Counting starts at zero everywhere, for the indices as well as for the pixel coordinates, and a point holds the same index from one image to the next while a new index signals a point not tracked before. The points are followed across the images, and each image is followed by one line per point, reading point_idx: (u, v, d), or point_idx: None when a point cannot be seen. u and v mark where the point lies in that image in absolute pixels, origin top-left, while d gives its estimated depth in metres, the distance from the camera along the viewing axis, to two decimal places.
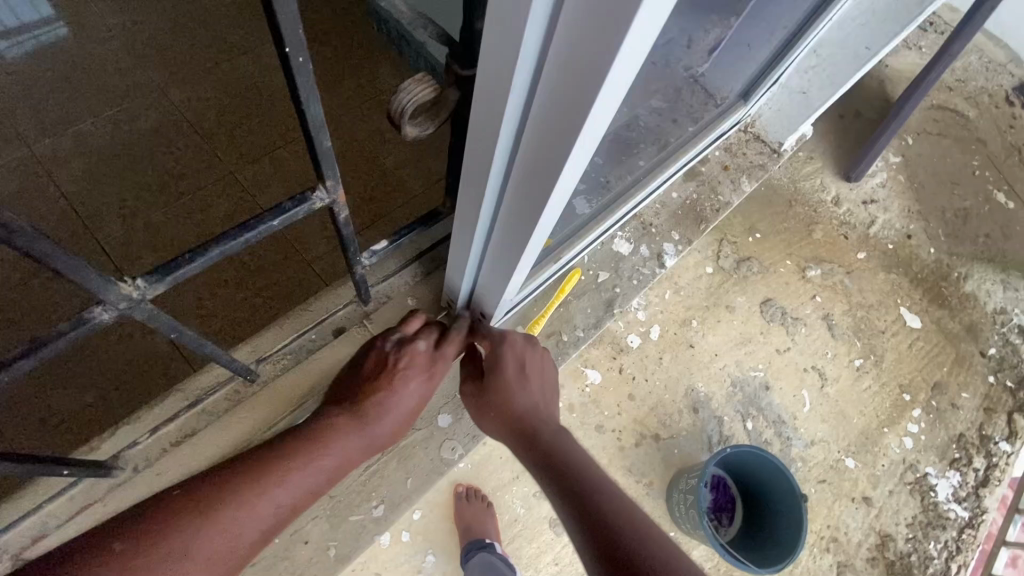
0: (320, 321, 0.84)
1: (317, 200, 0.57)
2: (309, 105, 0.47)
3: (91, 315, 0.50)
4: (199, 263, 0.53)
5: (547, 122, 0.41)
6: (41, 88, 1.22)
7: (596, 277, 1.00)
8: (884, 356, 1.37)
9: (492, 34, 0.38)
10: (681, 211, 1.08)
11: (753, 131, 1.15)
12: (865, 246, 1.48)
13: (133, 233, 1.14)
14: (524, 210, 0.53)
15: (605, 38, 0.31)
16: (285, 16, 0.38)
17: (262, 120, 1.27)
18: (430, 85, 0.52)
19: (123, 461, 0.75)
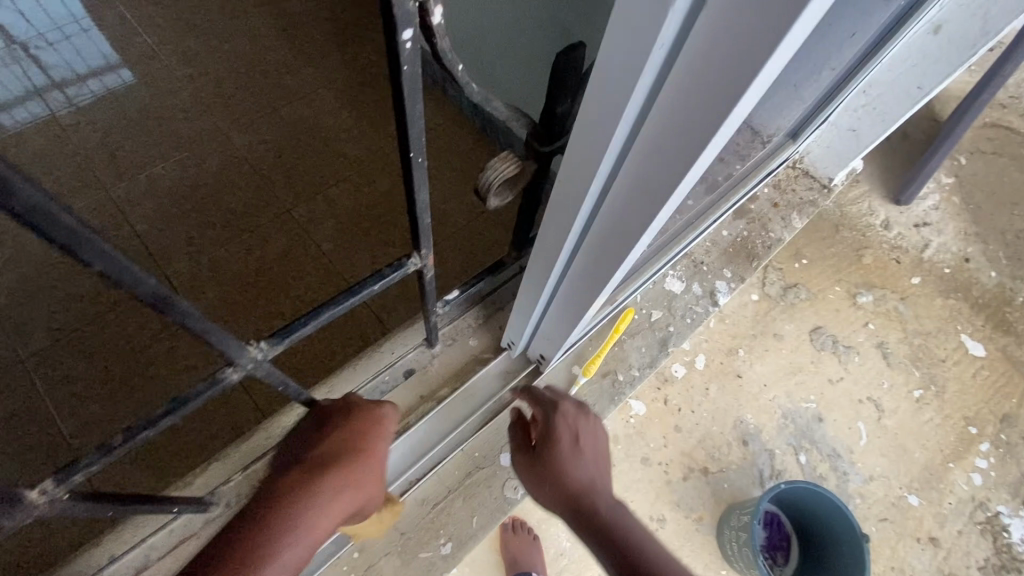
0: (391, 363, 0.86)
1: (412, 265, 0.61)
2: (419, 192, 0.50)
3: (223, 375, 0.53)
4: (310, 326, 0.58)
5: (632, 193, 0.45)
6: (119, 135, 1.33)
7: (649, 317, 1.00)
8: (946, 386, 1.31)
9: (581, 121, 0.42)
10: (732, 248, 1.08)
11: (801, 167, 1.17)
12: (919, 270, 1.43)
13: (199, 270, 1.21)
14: (598, 266, 0.56)
15: (699, 129, 0.35)
16: (412, 120, 0.41)
17: (317, 161, 1.35)
18: (514, 162, 0.54)
19: (217, 497, 0.75)
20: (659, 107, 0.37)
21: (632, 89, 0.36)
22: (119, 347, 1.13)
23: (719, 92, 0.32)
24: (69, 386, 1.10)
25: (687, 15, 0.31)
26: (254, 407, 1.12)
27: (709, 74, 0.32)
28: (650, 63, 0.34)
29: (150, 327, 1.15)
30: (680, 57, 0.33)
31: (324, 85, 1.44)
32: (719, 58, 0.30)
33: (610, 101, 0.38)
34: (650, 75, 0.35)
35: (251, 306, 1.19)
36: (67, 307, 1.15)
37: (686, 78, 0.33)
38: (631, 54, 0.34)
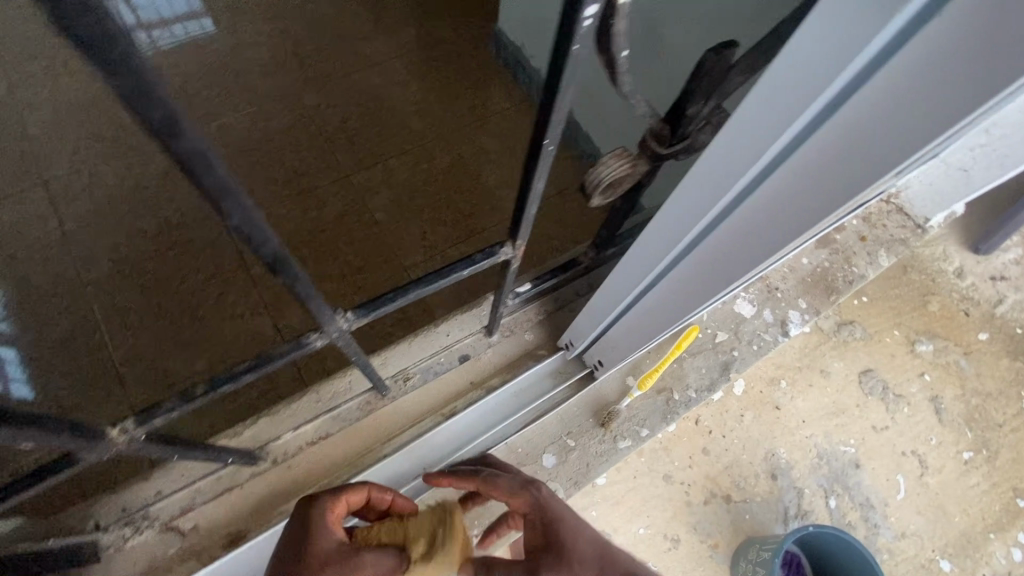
0: (448, 344, 0.84)
1: (503, 255, 0.61)
2: (536, 181, 0.49)
3: (308, 341, 0.58)
4: (398, 302, 0.59)
5: (764, 216, 0.41)
6: (198, 81, 1.36)
7: (714, 336, 0.96)
8: (999, 453, 1.23)
9: (725, 135, 0.39)
10: (811, 279, 1.02)
11: (896, 202, 1.10)
12: (988, 326, 1.34)
13: (256, 223, 1.24)
14: (699, 285, 0.53)
15: (879, 155, 0.31)
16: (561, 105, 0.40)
17: (381, 131, 1.36)
18: (628, 163, 0.55)
19: (266, 452, 0.76)
20: (829, 128, 0.33)
21: (805, 105, 0.33)
22: (174, 287, 1.18)
23: (918, 118, 0.28)
24: (122, 317, 1.15)
25: (899, 31, 0.27)
26: (293, 373, 1.10)
27: (910, 97, 0.28)
28: (836, 79, 0.31)
29: (204, 271, 1.19)
30: (874, 78, 0.29)
31: (398, 57, 1.44)
32: (933, 78, 0.27)
33: (771, 116, 0.35)
34: (828, 94, 0.32)
35: (301, 265, 1.21)
36: (131, 240, 1.20)
37: (876, 99, 0.30)
38: (816, 67, 0.31)
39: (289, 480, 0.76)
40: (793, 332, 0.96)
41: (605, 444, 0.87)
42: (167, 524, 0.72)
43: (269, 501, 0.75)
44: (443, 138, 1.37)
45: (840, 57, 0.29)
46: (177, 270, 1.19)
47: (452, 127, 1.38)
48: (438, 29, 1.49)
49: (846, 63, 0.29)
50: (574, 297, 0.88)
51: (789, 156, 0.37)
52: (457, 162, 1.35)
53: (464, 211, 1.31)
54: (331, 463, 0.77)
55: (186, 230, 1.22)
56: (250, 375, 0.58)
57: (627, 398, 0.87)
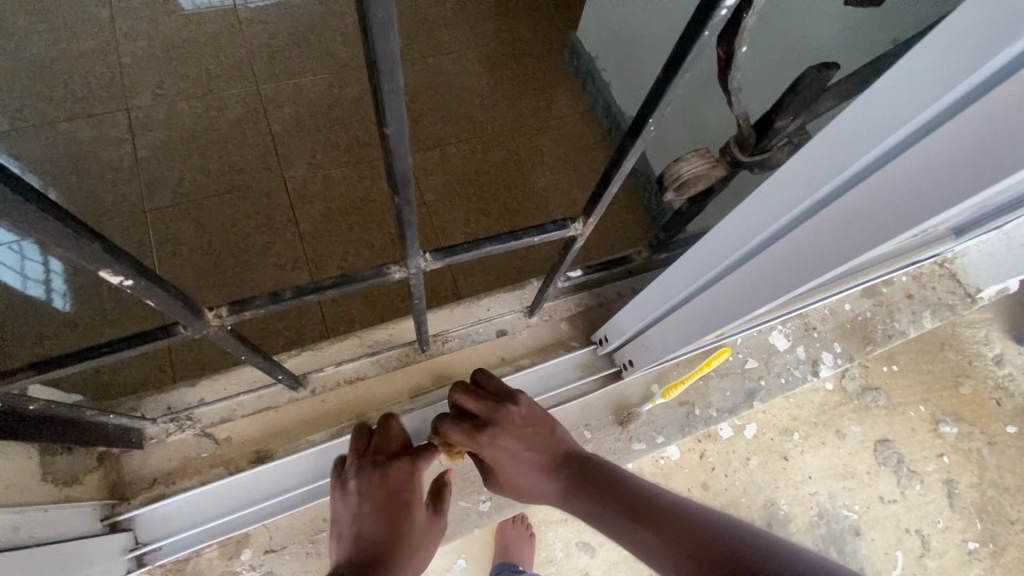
0: (487, 318, 0.87)
1: (572, 231, 0.62)
2: (626, 160, 0.50)
3: (388, 272, 0.59)
4: (471, 254, 0.60)
5: (823, 240, 0.41)
6: (283, 40, 1.42)
7: (743, 362, 0.95)
8: (1007, 549, 1.19)
9: (803, 153, 0.39)
10: (849, 326, 1.01)
11: (949, 269, 1.08)
12: (1018, 420, 1.30)
13: (312, 181, 1.29)
14: (743, 301, 0.53)
15: (949, 193, 0.31)
16: (670, 97, 0.42)
17: (445, 115, 1.40)
18: (711, 161, 0.56)
19: (306, 380, 0.79)
20: (904, 162, 0.33)
21: (888, 135, 0.32)
22: (227, 227, 1.23)
23: (1003, 158, 0.28)
24: (173, 246, 1.20)
25: (996, 72, 0.27)
26: (321, 321, 1.14)
27: (999, 137, 0.28)
28: (924, 113, 0.30)
29: (258, 217, 1.24)
30: (961, 115, 0.29)
31: (475, 48, 1.48)
32: (1021, 122, 0.26)
33: (851, 140, 0.35)
34: (913, 126, 0.31)
35: (349, 228, 1.26)
36: (195, 176, 1.26)
37: (956, 140, 0.30)
38: (908, 101, 0.30)
39: (320, 412, 0.79)
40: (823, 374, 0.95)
41: (621, 442, 0.87)
42: (203, 430, 0.75)
43: (295, 428, 0.77)
44: (503, 133, 1.40)
45: (933, 93, 0.29)
46: (232, 212, 1.24)
47: (513, 124, 1.41)
48: (518, 29, 1.52)
49: (939, 96, 0.29)
50: (615, 297, 0.90)
51: (855, 186, 0.37)
52: (513, 156, 1.38)
53: (511, 205, 1.33)
54: (358, 405, 0.80)
55: (245, 177, 1.28)
56: (330, 293, 0.59)
57: (648, 403, 0.87)
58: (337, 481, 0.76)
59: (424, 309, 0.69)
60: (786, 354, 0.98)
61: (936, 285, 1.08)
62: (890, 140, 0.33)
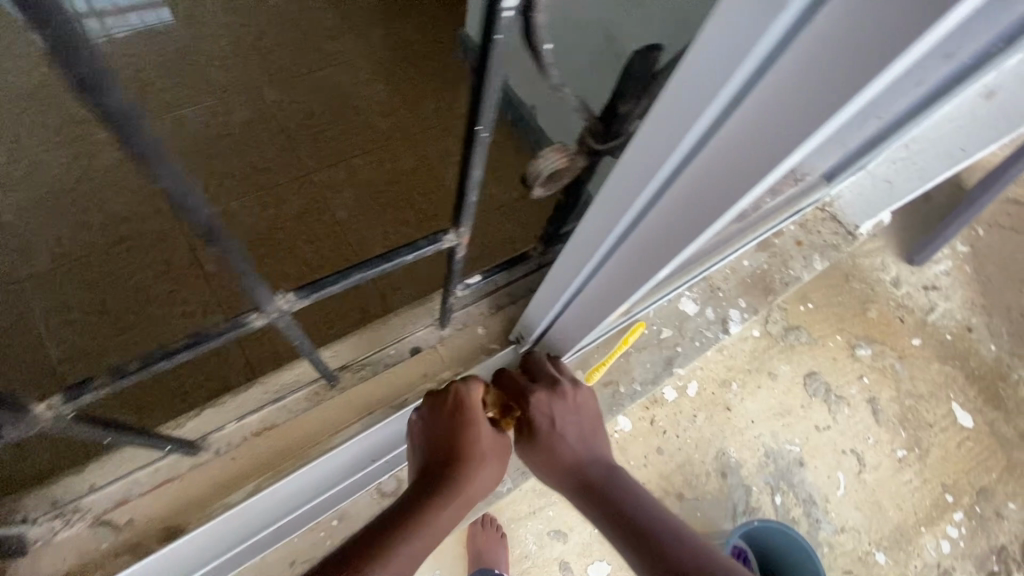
0: (401, 337, 0.85)
1: (446, 242, 0.61)
2: (473, 167, 0.50)
3: (246, 320, 0.59)
4: (340, 286, 0.60)
5: (687, 204, 0.43)
6: (153, 73, 1.34)
7: (659, 333, 1.01)
8: (930, 451, 1.31)
9: (645, 127, 0.39)
10: (750, 279, 1.07)
11: (831, 210, 1.17)
12: (921, 332, 1.43)
13: (211, 219, 1.21)
14: (636, 273, 0.54)
15: (778, 143, 0.33)
16: (489, 101, 0.42)
17: (344, 129, 1.35)
18: (567, 156, 0.56)
19: (207, 443, 0.74)
20: (738, 118, 0.34)
21: (712, 98, 0.33)
22: (123, 283, 1.13)
23: (812, 106, 0.30)
24: (68, 312, 1.10)
25: (793, 21, 0.28)
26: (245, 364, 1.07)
27: (804, 88, 0.30)
28: (740, 72, 0.31)
29: (157, 265, 1.15)
30: (775, 66, 0.30)
31: (365, 55, 1.44)
32: (827, 62, 0.28)
33: (679, 110, 0.36)
34: (735, 86, 0.32)
35: (258, 263, 1.18)
36: (73, 233, 1.15)
37: (768, 94, 0.31)
38: (718, 60, 0.31)
39: (230, 472, 0.74)
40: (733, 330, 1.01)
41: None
42: (99, 519, 0.69)
43: (209, 495, 0.73)
44: (407, 139, 1.37)
45: (740, 53, 0.30)
46: (124, 266, 1.14)
47: (415, 129, 1.38)
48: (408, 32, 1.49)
49: (748, 55, 0.30)
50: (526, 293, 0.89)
51: (699, 152, 0.38)
52: (422, 163, 1.35)
53: (427, 211, 1.30)
54: (275, 454, 0.76)
55: (136, 225, 1.17)
56: (184, 355, 0.57)
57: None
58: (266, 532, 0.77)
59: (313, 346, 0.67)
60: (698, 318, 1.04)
61: (822, 229, 1.18)
62: (715, 106, 0.34)
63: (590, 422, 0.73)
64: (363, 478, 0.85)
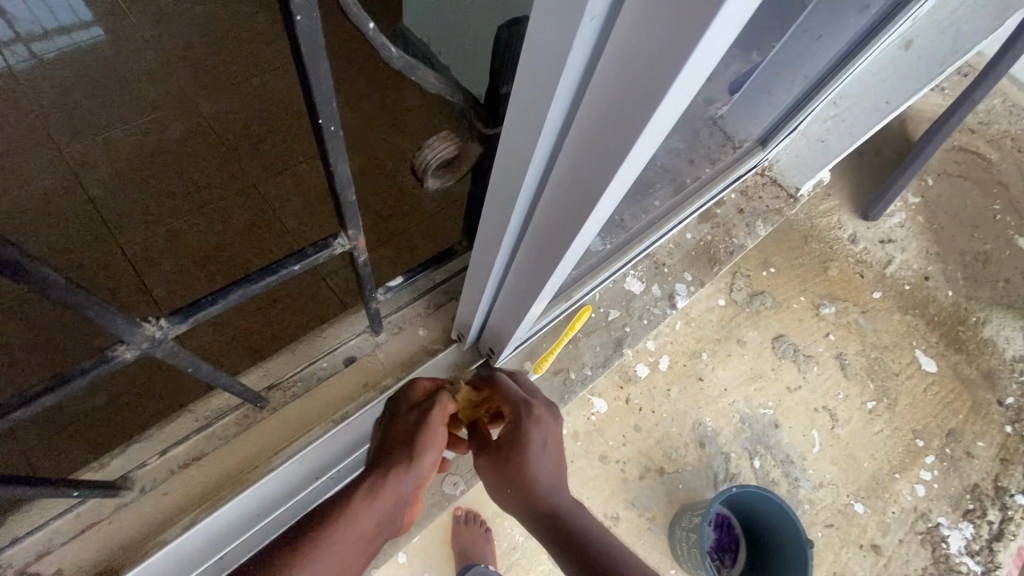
0: (332, 349, 0.85)
1: (338, 246, 0.61)
2: (337, 165, 0.49)
3: (114, 353, 0.52)
4: (218, 305, 0.56)
5: (571, 182, 0.43)
6: (77, 94, 1.28)
7: (607, 315, 1.05)
8: (898, 399, 1.35)
9: (516, 100, 0.40)
10: (694, 252, 1.15)
11: (770, 174, 1.22)
12: (881, 285, 1.46)
13: (153, 241, 1.17)
14: (542, 261, 0.55)
15: (631, 113, 0.33)
16: (320, 92, 0.41)
17: (286, 135, 1.30)
18: (452, 141, 0.56)
19: (131, 481, 0.74)
20: (594, 87, 0.35)
21: (566, 62, 0.33)
22: (63, 317, 1.09)
23: (652, 71, 0.30)
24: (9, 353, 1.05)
25: None
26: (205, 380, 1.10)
27: (642, 50, 0.30)
28: (582, 37, 0.31)
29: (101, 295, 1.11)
30: (615, 30, 0.31)
31: None
32: (656, 20, 0.28)
33: (541, 79, 0.36)
34: (582, 52, 0.33)
35: (208, 282, 1.15)
36: None
37: (617, 57, 0.32)
38: (561, 25, 0.32)
39: (165, 506, 0.74)
40: (679, 304, 1.06)
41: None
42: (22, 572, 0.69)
43: (141, 534, 0.72)
44: (354, 140, 1.33)
45: (576, 15, 0.30)
46: None
47: (362, 130, 1.35)
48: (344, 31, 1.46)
49: (583, 19, 0.30)
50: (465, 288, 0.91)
51: (572, 124, 0.38)
52: (373, 164, 1.32)
53: (380, 213, 1.28)
54: (207, 486, 0.76)
55: (74, 256, 1.13)
56: (47, 400, 0.52)
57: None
58: (229, 551, 0.75)
59: (218, 372, 0.63)
60: (644, 296, 1.09)
61: (763, 194, 1.22)
62: (570, 71, 0.34)
63: (555, 454, 0.62)
64: (308, 500, 0.80)
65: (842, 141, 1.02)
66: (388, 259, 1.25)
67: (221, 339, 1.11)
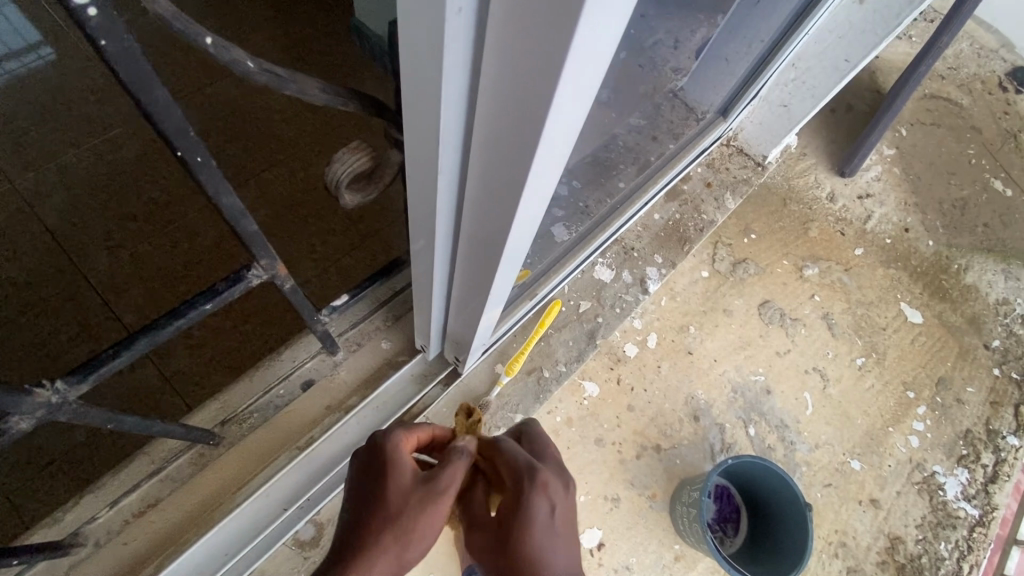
0: (287, 374, 0.84)
1: (252, 278, 0.60)
2: (222, 199, 0.49)
3: (7, 429, 0.49)
4: (118, 359, 0.57)
5: (487, 191, 0.42)
6: (19, 120, 1.23)
7: (578, 308, 1.04)
8: (886, 353, 1.35)
9: (410, 104, 0.38)
10: (665, 233, 1.14)
11: (736, 144, 1.23)
12: (862, 242, 1.46)
13: (119, 266, 1.13)
14: (480, 268, 0.54)
15: (524, 123, 0.33)
16: (175, 129, 0.40)
17: (245, 143, 1.26)
18: (364, 153, 0.57)
19: (85, 537, 0.73)
20: (484, 85, 0.33)
21: (446, 68, 0.32)
22: (31, 355, 1.06)
23: (533, 81, 0.29)
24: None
25: None
26: (183, 406, 1.06)
27: (518, 58, 0.29)
28: (454, 30, 0.30)
29: (68, 328, 1.09)
30: (487, 23, 0.29)
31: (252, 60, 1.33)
32: (524, 27, 0.27)
33: (427, 86, 0.35)
34: (462, 48, 0.31)
35: (177, 303, 1.12)
36: None
37: (496, 64, 0.31)
38: (429, 18, 0.30)
39: (127, 556, 0.72)
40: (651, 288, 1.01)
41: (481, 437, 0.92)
42: None
43: None
44: (312, 143, 1.29)
45: (440, 6, 0.29)
46: (34, 334, 1.07)
47: (321, 131, 1.31)
48: (294, 31, 1.41)
49: (449, 10, 0.29)
50: None
51: (473, 130, 0.38)
52: None
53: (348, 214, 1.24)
54: (171, 528, 0.75)
55: (36, 290, 1.10)
56: None
57: (495, 387, 0.93)
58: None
59: (147, 422, 0.62)
60: (615, 284, 1.08)
61: (731, 165, 1.23)
62: (453, 77, 0.33)
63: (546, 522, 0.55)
64: (276, 535, 0.78)
65: (804, 105, 1.01)
66: (359, 263, 1.22)
67: (201, 361, 1.09)
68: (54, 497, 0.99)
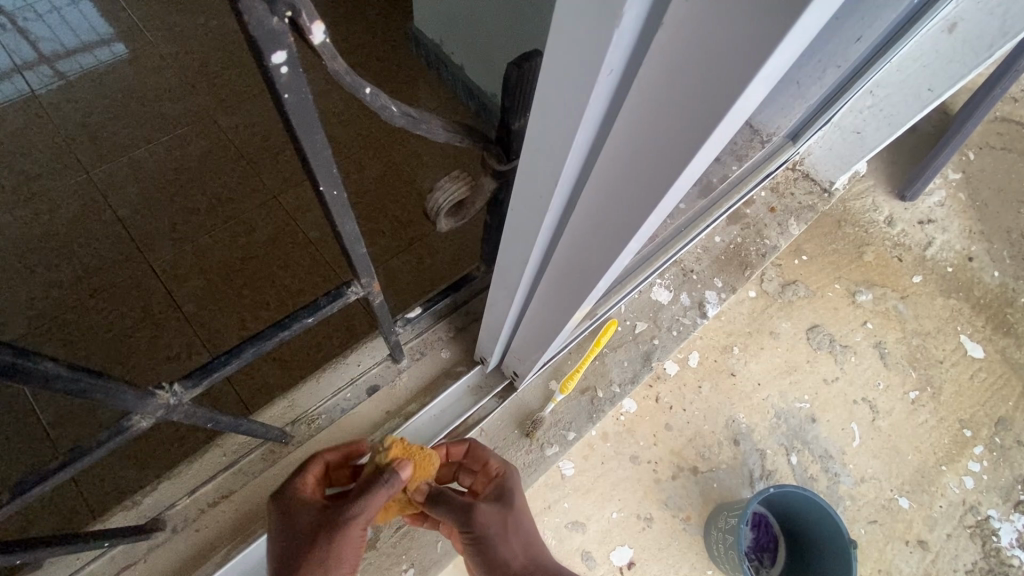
0: (354, 378, 0.86)
1: (352, 294, 0.62)
2: (344, 224, 0.51)
3: (128, 424, 0.53)
4: (230, 366, 0.59)
5: (593, 229, 0.43)
6: (101, 116, 1.31)
7: (634, 328, 1.04)
8: (942, 387, 1.28)
9: (530, 147, 0.39)
10: (725, 256, 1.12)
11: (801, 169, 1.20)
12: (920, 268, 1.39)
13: (182, 257, 1.19)
14: (563, 295, 0.55)
15: (653, 173, 0.34)
16: (319, 162, 0.42)
17: None
18: (462, 182, 0.58)
19: (163, 521, 0.76)
20: (613, 136, 0.34)
21: (582, 121, 0.33)
22: (98, 336, 1.13)
23: (675, 139, 0.30)
24: (37, 412, 1.12)
25: (637, 39, 0.28)
26: (237, 399, 1.10)
27: (659, 117, 0.30)
28: (600, 88, 0.31)
29: (135, 315, 1.15)
30: (634, 80, 0.30)
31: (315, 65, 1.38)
32: (676, 90, 0.28)
33: (553, 133, 0.36)
34: (601, 103, 0.32)
35: (237, 296, 1.17)
36: (46, 293, 1.14)
37: (633, 119, 0.32)
38: (576, 77, 0.31)
39: (197, 543, 0.76)
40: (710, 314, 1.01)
41: (533, 453, 0.92)
42: None
43: (178, 568, 0.75)
44: (372, 148, 1.33)
45: (593, 70, 0.30)
46: (104, 318, 1.14)
47: (381, 137, 1.34)
48: (357, 38, 1.46)
49: (601, 71, 0.29)
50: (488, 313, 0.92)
51: (590, 173, 0.39)
52: (390, 170, 1.31)
53: (401, 219, 1.28)
54: (238, 519, 0.78)
55: (106, 275, 1.17)
56: (77, 465, 0.55)
57: (550, 403, 0.93)
58: None
59: (238, 422, 0.65)
60: (672, 305, 1.07)
61: (794, 189, 1.20)
62: (585, 129, 0.34)
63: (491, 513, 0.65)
64: None
65: (880, 132, 0.98)
66: (409, 266, 1.25)
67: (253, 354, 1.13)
68: (119, 476, 1.05)
